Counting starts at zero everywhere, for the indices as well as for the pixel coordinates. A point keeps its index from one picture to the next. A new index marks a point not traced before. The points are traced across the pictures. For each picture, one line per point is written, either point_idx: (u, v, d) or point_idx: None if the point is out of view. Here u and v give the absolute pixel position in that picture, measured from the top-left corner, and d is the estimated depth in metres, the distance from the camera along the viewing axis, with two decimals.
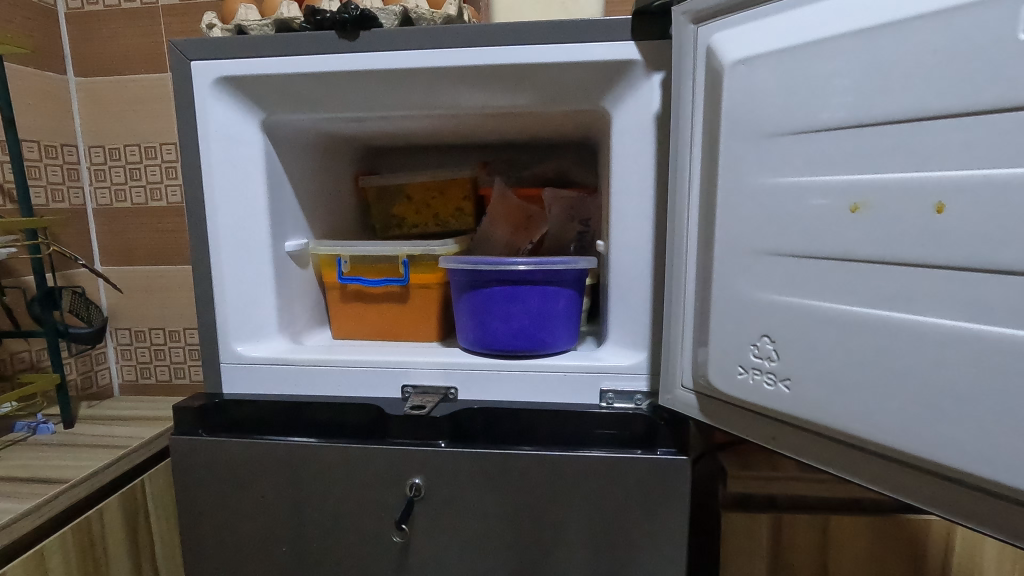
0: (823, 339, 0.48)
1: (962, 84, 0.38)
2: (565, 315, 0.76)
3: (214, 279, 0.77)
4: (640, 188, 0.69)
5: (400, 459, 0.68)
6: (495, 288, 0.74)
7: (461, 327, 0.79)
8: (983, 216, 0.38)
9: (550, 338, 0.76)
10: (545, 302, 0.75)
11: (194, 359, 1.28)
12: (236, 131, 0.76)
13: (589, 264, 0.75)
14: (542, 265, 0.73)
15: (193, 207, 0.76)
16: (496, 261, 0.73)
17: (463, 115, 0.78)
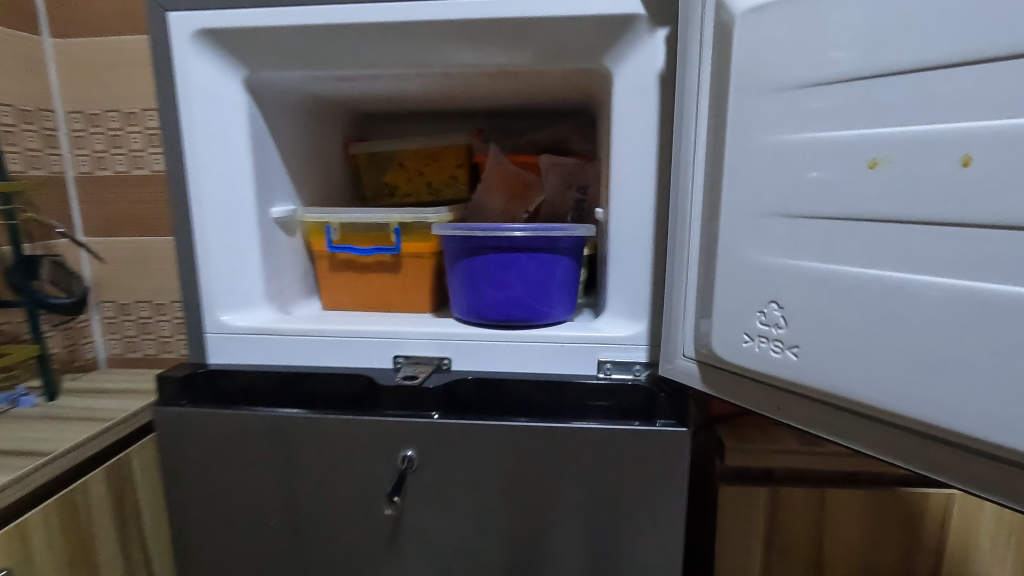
0: (832, 304, 0.46)
1: (992, 29, 0.36)
2: (563, 285, 0.74)
3: (198, 245, 0.74)
4: (642, 152, 0.66)
5: (392, 431, 0.66)
6: (491, 255, 0.71)
7: (454, 296, 0.76)
8: (1013, 168, 0.36)
9: (548, 309, 0.73)
10: (542, 270, 0.72)
11: (182, 333, 1.26)
12: (218, 88, 0.72)
13: (586, 230, 0.72)
14: (540, 231, 0.69)
15: (174, 171, 0.72)
16: (493, 225, 0.69)
17: (457, 75, 0.74)
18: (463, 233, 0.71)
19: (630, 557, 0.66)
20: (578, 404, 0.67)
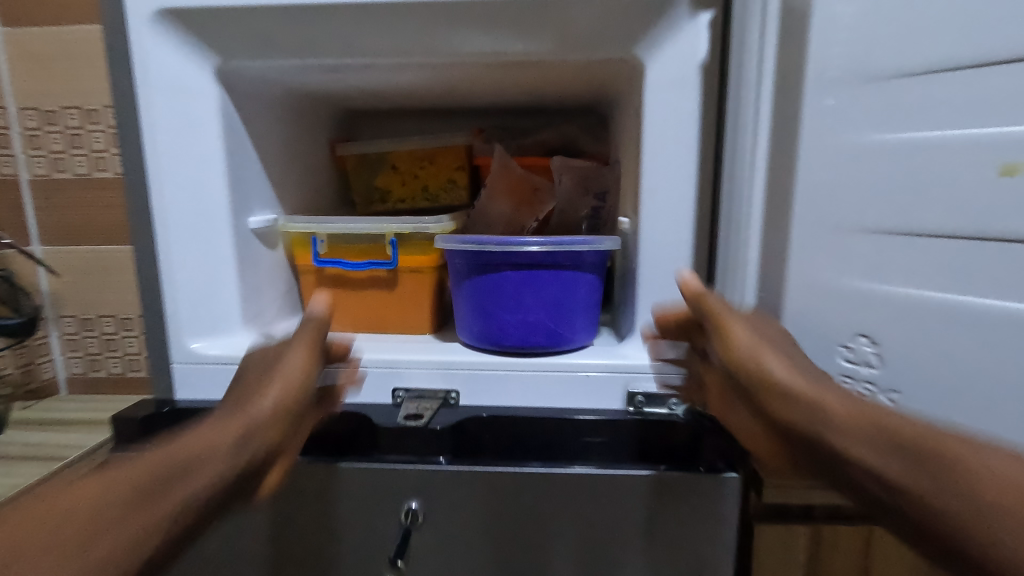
0: (930, 333, 0.42)
1: None
2: (586, 306, 0.65)
3: (163, 260, 0.64)
4: (680, 154, 0.58)
5: (393, 479, 0.56)
6: (506, 273, 0.62)
7: (462, 320, 0.67)
8: None
9: (570, 334, 0.64)
10: (563, 289, 0.63)
11: None
12: (184, 79, 0.61)
13: (612, 244, 0.64)
14: (562, 245, 0.60)
15: (133, 175, 0.62)
16: (510, 239, 0.60)
17: (463, 65, 0.65)
18: (474, 248, 0.62)
19: None
20: (609, 441, 0.59)
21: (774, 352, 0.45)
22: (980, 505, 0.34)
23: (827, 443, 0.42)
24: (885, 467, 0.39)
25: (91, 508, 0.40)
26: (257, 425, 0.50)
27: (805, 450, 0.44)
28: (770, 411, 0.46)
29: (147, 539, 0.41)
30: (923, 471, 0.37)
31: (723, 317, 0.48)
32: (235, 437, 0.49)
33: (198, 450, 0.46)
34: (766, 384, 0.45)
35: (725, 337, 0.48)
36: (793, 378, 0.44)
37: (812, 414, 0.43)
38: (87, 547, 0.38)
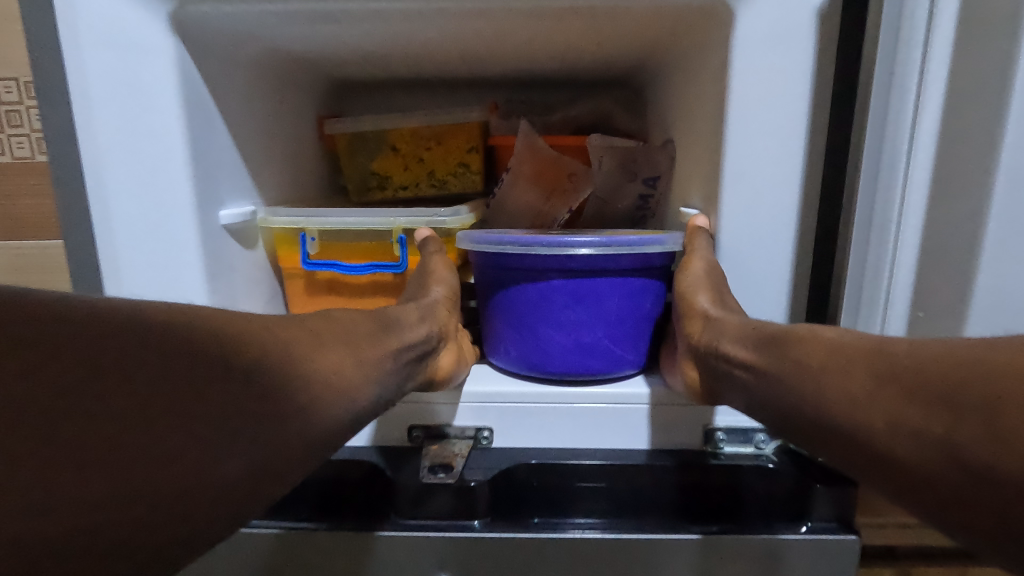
0: None
1: None
2: (647, 319, 0.52)
3: (107, 267, 0.49)
4: (782, 129, 0.45)
5: (416, 554, 0.43)
6: (555, 281, 0.49)
7: (494, 338, 0.54)
8: None
9: (630, 354, 0.52)
10: (624, 300, 0.51)
11: None
12: (127, 27, 0.46)
13: (680, 243, 0.51)
14: (628, 245, 0.48)
15: (62, 154, 0.47)
16: (563, 237, 0.47)
17: (493, 15, 0.50)
18: (515, 251, 0.49)
19: None
20: (652, 497, 0.48)
21: (703, 280, 0.48)
22: (811, 369, 0.35)
23: (712, 346, 0.43)
24: (746, 357, 0.40)
25: (343, 333, 0.40)
26: (426, 309, 0.51)
27: (698, 364, 0.45)
28: (686, 335, 0.47)
29: (375, 378, 0.40)
30: (773, 353, 0.38)
31: (690, 248, 0.50)
32: (418, 313, 0.49)
33: (398, 313, 0.48)
34: (688, 308, 0.48)
35: (684, 270, 0.49)
36: (715, 307, 0.46)
37: (711, 325, 0.45)
38: (357, 346, 0.40)
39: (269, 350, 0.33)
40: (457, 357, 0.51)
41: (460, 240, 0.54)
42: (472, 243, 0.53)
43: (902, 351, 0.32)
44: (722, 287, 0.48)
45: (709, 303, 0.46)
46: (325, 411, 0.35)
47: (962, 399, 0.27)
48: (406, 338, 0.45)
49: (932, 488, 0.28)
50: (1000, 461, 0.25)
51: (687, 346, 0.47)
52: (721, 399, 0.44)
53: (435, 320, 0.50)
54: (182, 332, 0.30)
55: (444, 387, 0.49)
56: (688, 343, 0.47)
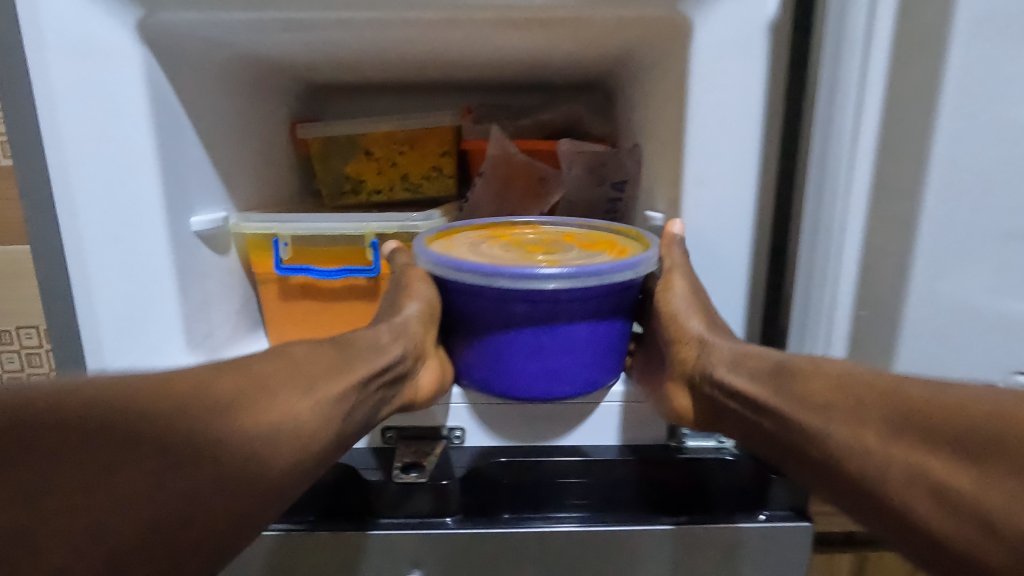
0: None
1: None
2: (618, 339, 0.51)
3: (75, 276, 0.49)
4: (738, 137, 0.47)
5: (394, 549, 0.45)
6: (520, 311, 0.47)
7: (462, 361, 0.52)
8: None
9: (602, 377, 0.50)
10: (595, 323, 0.49)
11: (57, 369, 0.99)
12: (93, 36, 0.46)
13: (653, 265, 0.49)
14: (596, 276, 0.45)
15: (29, 165, 0.47)
16: (529, 269, 0.44)
17: (459, 25, 0.51)
18: (479, 281, 0.46)
19: None
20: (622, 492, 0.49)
21: (689, 305, 0.49)
22: (817, 406, 0.37)
23: (710, 374, 0.46)
24: (746, 389, 0.43)
25: (297, 374, 0.40)
26: (399, 329, 0.49)
27: (697, 391, 0.47)
28: (676, 359, 0.49)
29: (333, 419, 0.40)
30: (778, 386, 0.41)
31: (670, 266, 0.50)
32: (390, 335, 0.49)
33: (363, 340, 0.47)
34: (675, 332, 0.49)
35: (666, 290, 0.50)
36: (709, 333, 0.47)
37: (705, 353, 0.47)
38: (313, 387, 0.40)
39: (217, 405, 0.34)
40: (435, 376, 0.51)
41: (418, 256, 0.51)
42: (431, 263, 0.49)
43: (914, 393, 0.33)
44: (708, 308, 0.49)
45: (699, 327, 0.48)
46: (284, 450, 0.36)
47: (973, 452, 0.30)
48: (372, 365, 0.45)
49: (934, 533, 0.31)
50: (1005, 511, 0.28)
51: (676, 368, 0.49)
52: (718, 425, 0.47)
53: (410, 339, 0.50)
54: (116, 401, 0.30)
55: (424, 405, 0.50)
56: (680, 368, 0.49)
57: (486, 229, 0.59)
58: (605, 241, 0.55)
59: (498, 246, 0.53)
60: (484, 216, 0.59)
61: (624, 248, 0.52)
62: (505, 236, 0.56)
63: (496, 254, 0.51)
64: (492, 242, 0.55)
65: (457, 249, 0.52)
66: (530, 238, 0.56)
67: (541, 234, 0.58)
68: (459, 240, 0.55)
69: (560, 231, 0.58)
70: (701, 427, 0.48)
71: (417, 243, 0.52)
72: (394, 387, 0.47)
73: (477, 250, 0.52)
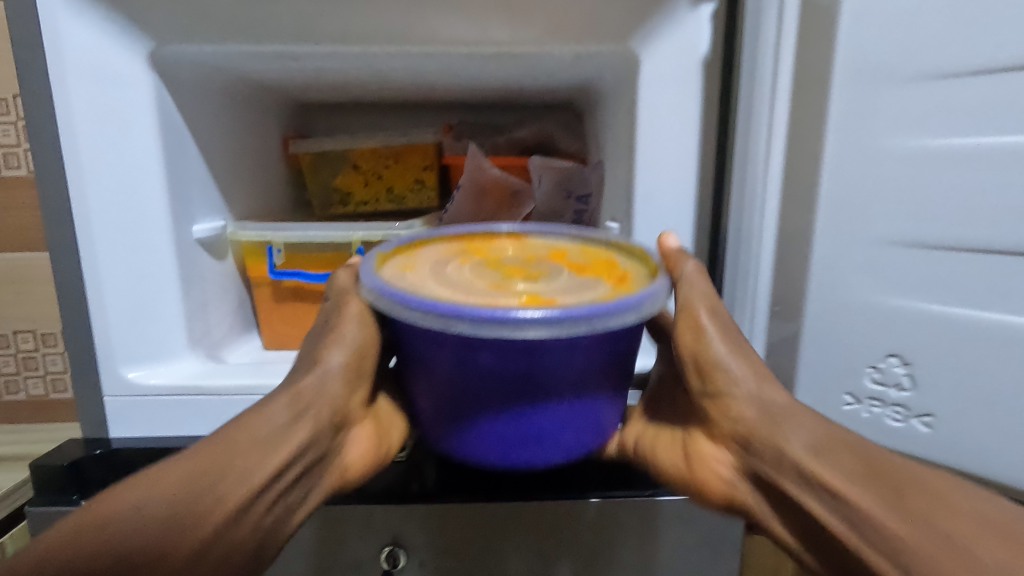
0: (932, 347, 0.40)
1: None
2: (605, 392, 0.44)
3: (88, 279, 0.55)
4: (678, 157, 0.54)
5: (380, 518, 0.51)
6: (485, 360, 0.40)
7: (417, 395, 0.45)
8: None
9: (584, 438, 0.44)
10: (592, 373, 0.42)
11: (55, 370, 1.04)
12: (109, 64, 0.52)
13: (663, 304, 0.40)
14: (586, 320, 0.36)
15: (50, 180, 0.53)
16: (496, 313, 0.35)
17: (437, 57, 0.58)
18: (432, 325, 0.37)
19: None
20: None
21: (730, 347, 0.42)
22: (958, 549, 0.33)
23: (784, 450, 0.40)
24: (824, 473, 0.38)
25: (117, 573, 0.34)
26: (302, 399, 0.42)
27: (744, 460, 0.42)
28: (718, 418, 0.43)
29: None
30: (871, 480, 0.37)
31: (688, 300, 0.43)
32: (291, 413, 0.41)
33: (255, 428, 0.40)
34: (718, 388, 0.42)
35: (687, 323, 0.43)
36: (765, 389, 0.41)
37: (768, 419, 0.41)
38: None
39: None
40: (365, 440, 0.46)
41: (362, 281, 0.42)
42: (371, 294, 0.40)
43: None
44: (750, 354, 0.43)
45: (749, 380, 0.42)
46: None
47: None
48: (239, 496, 0.37)
49: None
50: None
51: (721, 428, 0.43)
52: (762, 497, 0.43)
53: (319, 406, 0.42)
54: None
55: (359, 476, 0.46)
56: (726, 428, 0.43)
57: (456, 244, 0.50)
58: (600, 264, 0.47)
59: (467, 270, 0.45)
60: (454, 226, 0.52)
61: (622, 275, 0.44)
62: (479, 254, 0.48)
63: (463, 283, 0.42)
64: (460, 263, 0.46)
65: (414, 276, 0.43)
66: (509, 258, 0.48)
67: (522, 252, 0.50)
68: (422, 260, 0.46)
69: (548, 246, 0.51)
70: (740, 500, 0.44)
71: (363, 266, 0.43)
72: (308, 479, 0.42)
73: (439, 277, 0.43)
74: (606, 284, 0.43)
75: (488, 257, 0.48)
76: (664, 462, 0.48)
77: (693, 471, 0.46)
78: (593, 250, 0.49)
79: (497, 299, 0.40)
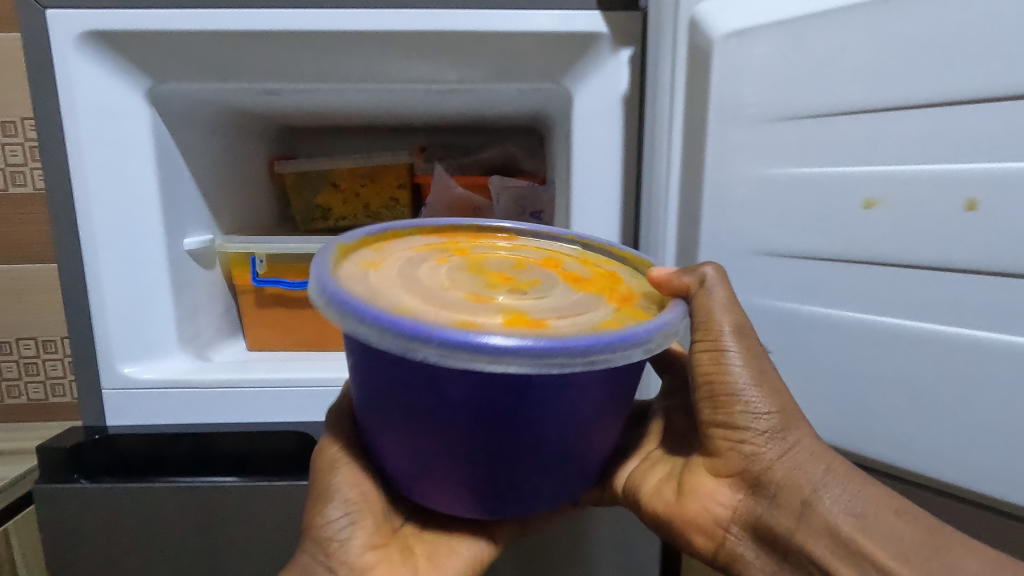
0: (792, 339, 0.48)
1: (953, 72, 0.35)
2: (601, 429, 0.38)
3: (91, 286, 0.63)
4: (604, 179, 0.62)
5: None
6: (455, 396, 0.32)
7: (377, 433, 0.38)
8: (987, 221, 0.35)
9: (564, 486, 0.38)
10: (597, 414, 0.36)
11: (57, 376, 1.08)
12: (114, 102, 0.60)
13: (672, 339, 0.35)
14: (582, 355, 0.30)
15: (60, 201, 0.61)
16: (468, 339, 0.29)
17: (398, 91, 0.67)
18: (387, 347, 0.31)
19: None
20: None
21: (755, 378, 0.42)
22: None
23: (818, 509, 0.40)
24: (855, 536, 0.38)
25: None
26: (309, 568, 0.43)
27: (753, 503, 0.43)
28: (731, 452, 0.43)
29: None
30: (915, 561, 0.37)
31: (713, 316, 0.42)
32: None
33: None
34: (735, 419, 0.42)
35: (713, 347, 0.42)
36: (797, 439, 0.41)
37: (794, 466, 0.41)
38: None
39: None
40: None
41: (314, 275, 0.35)
42: (320, 297, 0.34)
43: None
44: (776, 386, 0.42)
45: (772, 417, 0.42)
46: None
47: None
48: None
49: None
50: None
51: (740, 468, 0.43)
52: (756, 546, 0.43)
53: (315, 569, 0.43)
54: None
55: None
56: (738, 465, 0.43)
57: (437, 241, 0.46)
58: (600, 275, 0.43)
59: (444, 271, 0.40)
60: (440, 219, 0.48)
61: (627, 293, 0.41)
62: (460, 254, 0.44)
63: (436, 290, 0.37)
64: (437, 262, 0.41)
65: (378, 276, 0.38)
66: (495, 261, 0.43)
67: (512, 254, 0.46)
68: (392, 254, 0.42)
69: (544, 252, 0.47)
70: (728, 547, 0.44)
71: (321, 260, 0.37)
72: None
73: (410, 280, 0.37)
74: (606, 303, 0.39)
75: (471, 258, 0.43)
76: (656, 491, 0.47)
77: (685, 504, 0.45)
78: (593, 262, 0.46)
79: (473, 313, 0.34)
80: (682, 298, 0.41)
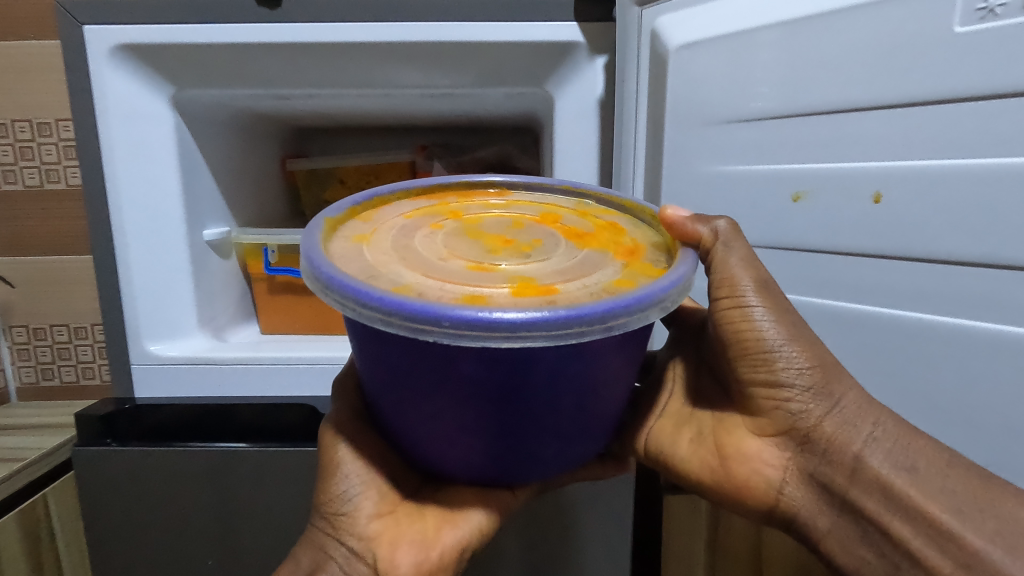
0: None
1: (865, 82, 0.40)
2: (627, 374, 0.40)
3: (121, 271, 0.70)
4: (584, 176, 0.68)
5: None
6: (470, 370, 0.35)
7: (390, 404, 0.40)
8: (893, 211, 0.41)
9: (595, 431, 0.41)
10: (631, 358, 0.39)
11: (86, 361, 1.16)
12: (143, 107, 0.68)
13: (684, 295, 0.37)
14: (599, 322, 0.32)
15: (95, 195, 0.68)
16: (481, 316, 0.31)
17: (396, 95, 0.74)
18: (397, 330, 0.33)
19: (579, 558, 0.70)
20: None
21: (791, 336, 0.43)
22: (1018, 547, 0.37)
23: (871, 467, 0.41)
24: (905, 488, 0.40)
25: None
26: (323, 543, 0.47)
27: (803, 459, 0.44)
28: (776, 411, 0.44)
29: None
30: (964, 511, 0.39)
31: (732, 273, 0.43)
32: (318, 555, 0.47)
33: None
34: (778, 378, 0.43)
35: (735, 304, 0.43)
36: (845, 399, 0.42)
37: (842, 421, 0.42)
38: None
39: None
40: (432, 542, 0.46)
41: (307, 258, 0.37)
42: (318, 282, 0.35)
43: None
44: (811, 341, 0.43)
45: (814, 372, 0.42)
46: None
47: None
48: None
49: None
50: None
51: (785, 426, 0.44)
52: (811, 500, 0.44)
53: (331, 543, 0.47)
54: None
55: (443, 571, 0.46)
56: (786, 424, 0.44)
57: (429, 203, 0.48)
58: (600, 228, 0.44)
59: (439, 237, 0.42)
60: (424, 179, 0.50)
61: (632, 246, 0.42)
62: (452, 218, 0.45)
63: (437, 262, 0.38)
64: (432, 229, 0.43)
65: (372, 252, 0.40)
66: (491, 222, 0.45)
67: (507, 213, 0.47)
68: (382, 223, 0.44)
69: (540, 206, 0.48)
70: (782, 505, 0.45)
71: (309, 238, 0.39)
72: None
73: (406, 250, 0.40)
74: (614, 260, 0.40)
75: (465, 220, 0.45)
76: (694, 457, 0.49)
77: (731, 466, 0.46)
78: (590, 213, 0.47)
79: (479, 286, 0.36)
80: (693, 244, 0.43)
